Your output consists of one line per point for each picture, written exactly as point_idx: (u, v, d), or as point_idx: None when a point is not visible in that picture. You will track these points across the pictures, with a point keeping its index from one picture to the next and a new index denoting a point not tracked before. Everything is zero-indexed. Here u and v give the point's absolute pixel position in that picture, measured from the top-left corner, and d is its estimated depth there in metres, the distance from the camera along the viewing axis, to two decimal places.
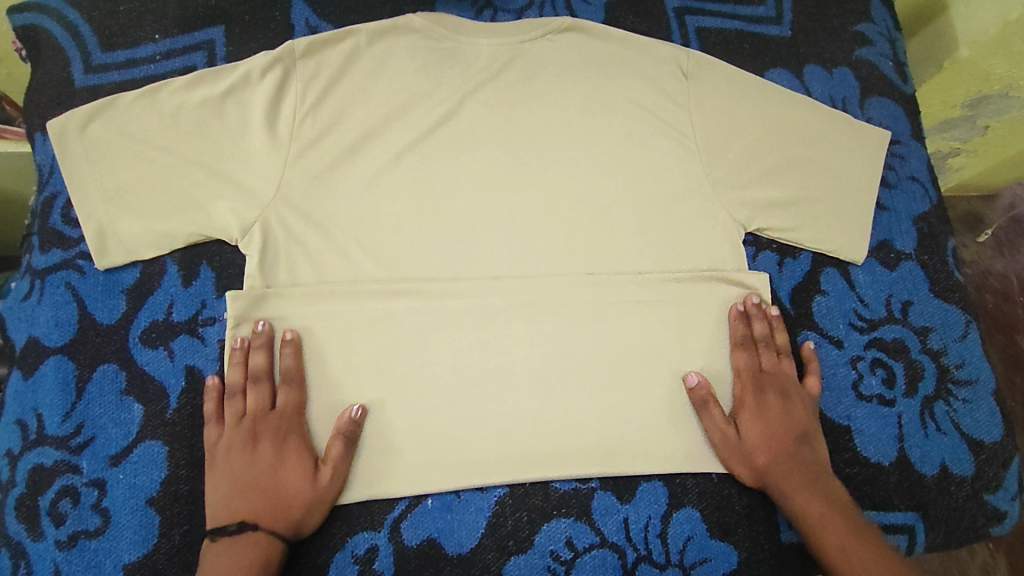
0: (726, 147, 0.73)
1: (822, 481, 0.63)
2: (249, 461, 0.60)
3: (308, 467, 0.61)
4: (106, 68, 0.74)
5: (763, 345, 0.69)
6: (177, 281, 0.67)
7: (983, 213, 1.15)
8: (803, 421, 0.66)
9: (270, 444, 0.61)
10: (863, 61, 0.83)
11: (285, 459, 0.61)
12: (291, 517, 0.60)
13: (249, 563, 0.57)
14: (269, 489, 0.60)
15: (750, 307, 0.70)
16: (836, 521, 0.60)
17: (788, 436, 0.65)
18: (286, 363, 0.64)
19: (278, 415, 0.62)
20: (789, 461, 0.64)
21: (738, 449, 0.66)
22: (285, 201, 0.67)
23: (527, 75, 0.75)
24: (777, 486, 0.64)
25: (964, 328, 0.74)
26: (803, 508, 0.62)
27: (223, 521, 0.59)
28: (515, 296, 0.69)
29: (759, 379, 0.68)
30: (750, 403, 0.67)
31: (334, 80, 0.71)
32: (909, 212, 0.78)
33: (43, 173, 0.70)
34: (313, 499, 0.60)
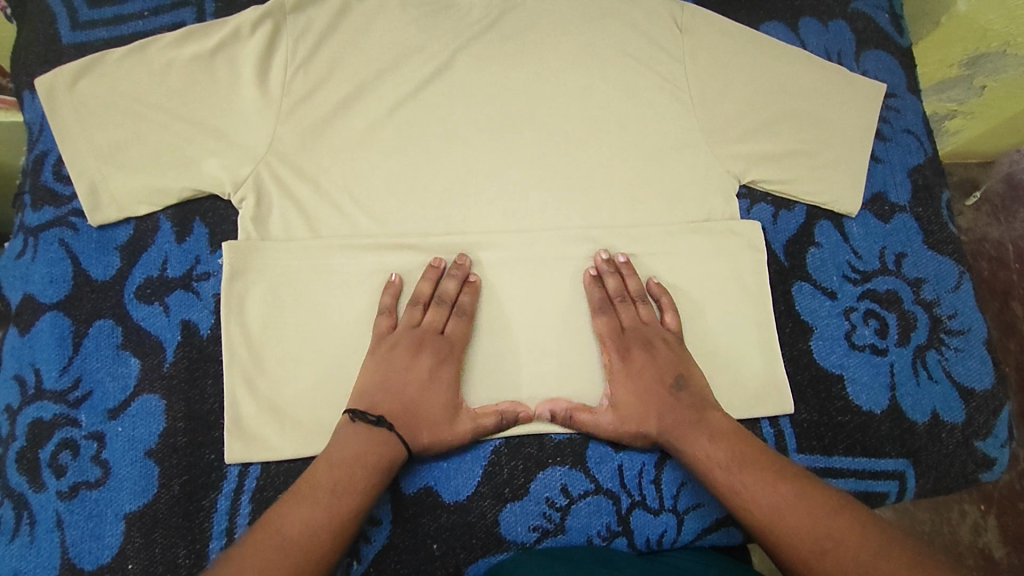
0: (719, 99, 0.73)
1: (703, 421, 0.61)
2: (407, 365, 0.62)
3: (452, 401, 0.62)
4: (93, 25, 0.73)
5: (619, 300, 0.67)
6: (171, 238, 0.67)
7: (981, 179, 1.15)
8: (670, 366, 0.64)
9: (430, 359, 0.63)
10: (858, 13, 0.83)
11: (435, 380, 0.62)
12: (419, 437, 0.60)
13: (381, 460, 0.57)
14: (408, 398, 0.61)
15: (600, 263, 0.68)
16: (722, 461, 0.58)
17: (659, 390, 0.63)
18: (464, 297, 0.66)
19: (446, 339, 0.64)
20: (671, 412, 0.62)
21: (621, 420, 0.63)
22: (277, 155, 0.67)
23: (519, 30, 0.75)
24: (669, 439, 0.61)
25: (957, 279, 0.74)
26: (697, 456, 0.59)
27: (362, 406, 0.60)
28: (509, 252, 0.69)
29: (621, 338, 0.66)
30: (618, 368, 0.65)
31: (325, 34, 0.71)
32: (904, 164, 0.78)
33: (33, 131, 0.70)
34: (446, 428, 0.61)
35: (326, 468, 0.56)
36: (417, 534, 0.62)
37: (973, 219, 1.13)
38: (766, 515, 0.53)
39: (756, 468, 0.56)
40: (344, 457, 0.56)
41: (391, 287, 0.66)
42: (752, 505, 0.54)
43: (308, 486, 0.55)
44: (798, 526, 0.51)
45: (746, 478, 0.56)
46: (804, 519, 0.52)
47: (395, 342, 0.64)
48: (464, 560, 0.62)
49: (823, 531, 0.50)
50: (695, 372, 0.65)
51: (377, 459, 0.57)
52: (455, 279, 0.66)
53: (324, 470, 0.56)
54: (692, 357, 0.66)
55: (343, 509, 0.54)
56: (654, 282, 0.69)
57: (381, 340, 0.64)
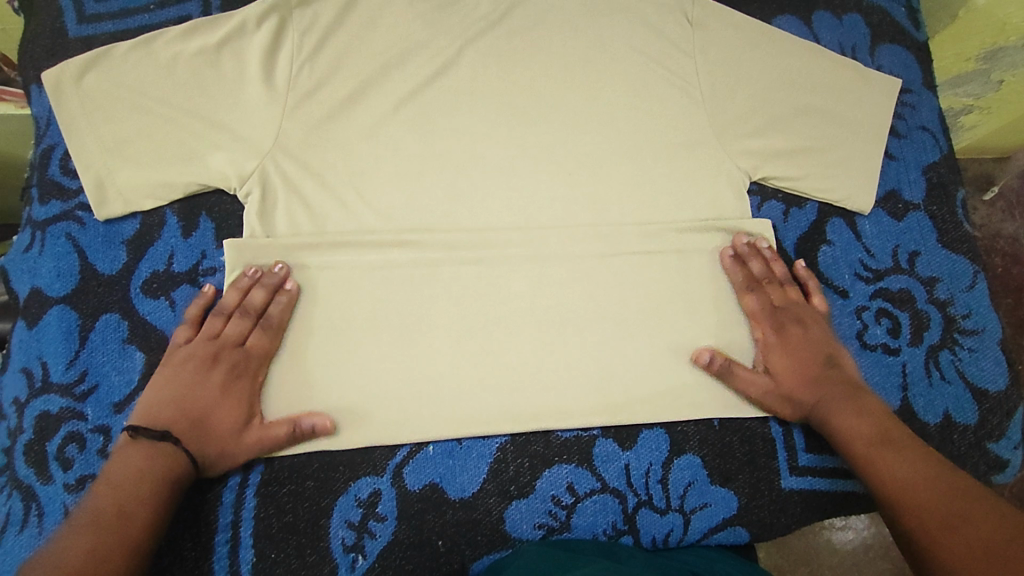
0: (729, 95, 0.72)
1: (856, 398, 0.62)
2: (198, 379, 0.60)
3: (242, 416, 0.60)
4: (99, 18, 0.73)
5: (766, 282, 0.69)
6: (176, 232, 0.67)
7: (995, 174, 1.13)
8: (825, 344, 0.66)
9: (224, 373, 0.61)
10: (874, 7, 0.81)
11: (228, 394, 0.60)
12: (206, 453, 0.58)
13: (167, 473, 0.56)
14: (198, 413, 0.59)
15: (740, 246, 0.70)
16: (865, 437, 0.59)
17: (815, 367, 0.64)
18: (272, 307, 0.64)
19: (245, 352, 0.62)
20: (825, 388, 0.63)
21: (778, 395, 0.65)
22: (284, 151, 0.67)
23: (527, 24, 0.74)
24: (819, 420, 0.63)
25: (972, 279, 0.73)
26: (837, 428, 0.61)
27: (145, 421, 0.58)
28: (515, 248, 0.68)
29: (773, 315, 0.67)
30: (773, 342, 0.66)
31: (332, 29, 0.70)
32: (918, 161, 0.76)
33: (40, 125, 0.70)
34: (232, 446, 0.59)
35: (108, 492, 0.54)
36: (422, 530, 0.62)
37: (987, 214, 1.11)
38: (893, 488, 0.54)
39: (900, 448, 0.57)
40: (122, 478, 0.54)
41: (202, 297, 0.64)
42: (884, 482, 0.55)
43: (85, 514, 0.52)
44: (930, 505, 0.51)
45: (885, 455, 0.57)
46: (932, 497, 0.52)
47: (190, 354, 0.62)
48: (469, 556, 0.62)
49: (953, 513, 0.50)
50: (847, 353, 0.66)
51: (161, 473, 0.55)
52: (259, 287, 0.64)
53: (105, 492, 0.53)
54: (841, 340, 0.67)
55: (128, 531, 0.52)
56: (803, 267, 0.70)
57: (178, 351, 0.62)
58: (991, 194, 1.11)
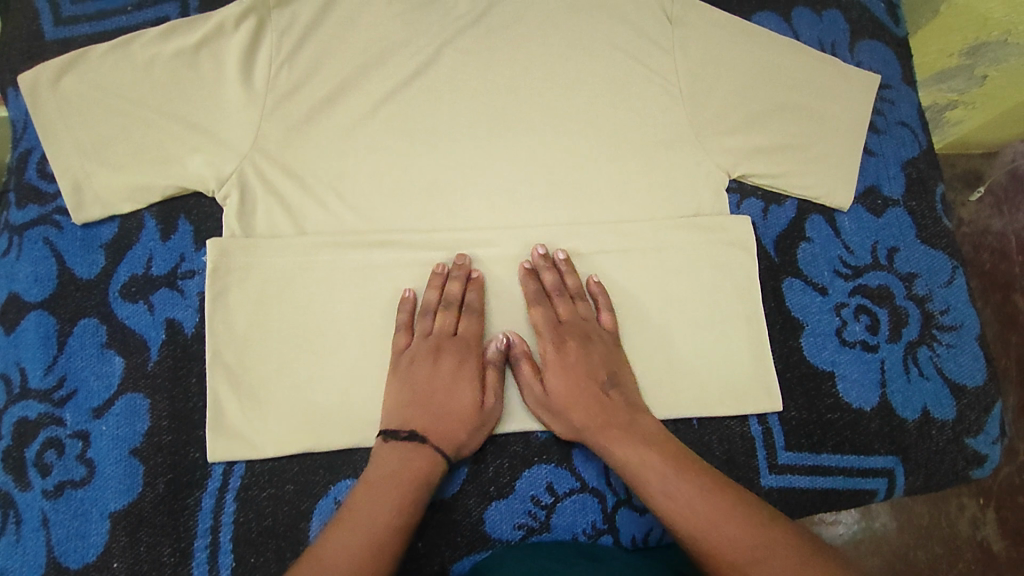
0: (708, 93, 0.72)
1: (633, 426, 0.60)
2: (432, 373, 0.62)
3: (478, 392, 0.62)
4: (76, 20, 0.72)
5: (556, 295, 0.66)
6: (155, 236, 0.67)
7: (983, 169, 1.13)
8: (604, 365, 0.63)
9: (451, 361, 0.63)
10: (854, 3, 0.81)
11: (459, 380, 0.62)
12: (458, 436, 0.60)
13: (424, 474, 0.57)
14: (438, 404, 0.61)
15: (536, 259, 0.67)
16: (657, 467, 0.57)
17: (592, 390, 0.62)
18: (470, 293, 0.66)
19: (462, 338, 0.64)
20: (597, 412, 0.61)
21: (549, 407, 0.63)
22: (262, 152, 0.67)
23: (507, 23, 0.74)
24: (596, 441, 0.60)
25: (950, 274, 0.73)
26: (625, 457, 0.58)
27: (395, 426, 0.60)
28: (496, 249, 0.68)
29: (556, 330, 0.65)
30: (552, 357, 0.63)
31: (311, 29, 0.70)
32: (898, 157, 0.76)
33: (17, 129, 0.70)
34: (478, 420, 0.62)
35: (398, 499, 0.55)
36: None
37: (975, 210, 1.11)
38: (693, 524, 0.53)
39: (694, 483, 0.55)
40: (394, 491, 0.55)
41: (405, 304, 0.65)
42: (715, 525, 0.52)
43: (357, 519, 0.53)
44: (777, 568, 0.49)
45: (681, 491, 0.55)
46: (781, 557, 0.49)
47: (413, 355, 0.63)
48: (449, 557, 0.62)
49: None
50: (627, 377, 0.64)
51: (415, 474, 0.57)
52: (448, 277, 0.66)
53: (382, 499, 0.54)
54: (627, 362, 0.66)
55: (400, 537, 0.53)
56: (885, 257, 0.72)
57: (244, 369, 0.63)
58: (979, 191, 1.11)
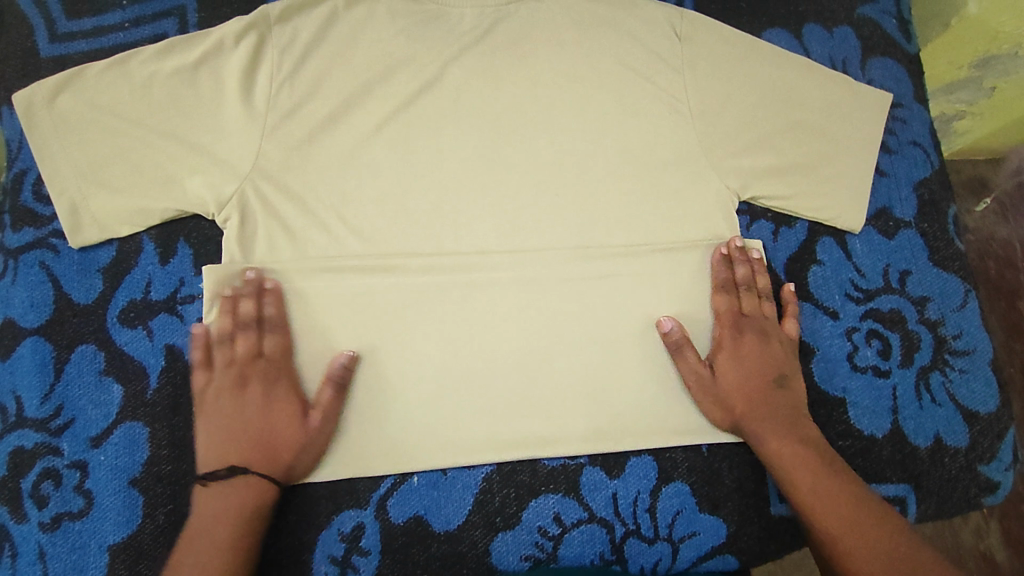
0: (718, 112, 0.71)
1: (797, 423, 0.63)
2: (241, 404, 0.61)
3: (296, 412, 0.61)
4: (72, 37, 0.71)
5: (744, 288, 0.68)
6: (154, 259, 0.66)
7: (988, 177, 1.11)
8: (780, 363, 0.66)
9: (258, 387, 0.61)
10: (865, 19, 0.79)
11: (271, 403, 0.61)
12: (282, 460, 0.60)
13: (241, 509, 0.58)
14: (257, 431, 0.60)
15: (733, 250, 0.69)
16: (810, 463, 0.61)
17: (763, 382, 0.65)
18: (270, 311, 0.63)
19: (269, 360, 0.62)
20: (763, 404, 0.64)
21: (712, 392, 0.65)
22: (263, 173, 0.65)
23: (512, 39, 0.72)
24: (750, 430, 0.64)
25: (963, 298, 0.72)
26: (779, 451, 0.62)
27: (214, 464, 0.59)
28: (501, 272, 0.67)
29: (736, 322, 0.67)
30: (728, 345, 0.66)
31: (312, 46, 0.69)
32: (910, 177, 0.75)
33: (11, 149, 0.68)
34: (306, 442, 0.61)
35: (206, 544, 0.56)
36: (408, 564, 0.62)
37: (981, 216, 1.09)
38: (827, 519, 0.58)
39: (850, 486, 0.59)
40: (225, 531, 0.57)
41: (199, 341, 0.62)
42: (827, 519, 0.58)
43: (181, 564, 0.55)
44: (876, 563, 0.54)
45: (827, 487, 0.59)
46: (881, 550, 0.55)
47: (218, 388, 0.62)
48: None
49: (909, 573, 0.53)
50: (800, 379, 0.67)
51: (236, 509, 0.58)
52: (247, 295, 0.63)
53: (200, 545, 0.56)
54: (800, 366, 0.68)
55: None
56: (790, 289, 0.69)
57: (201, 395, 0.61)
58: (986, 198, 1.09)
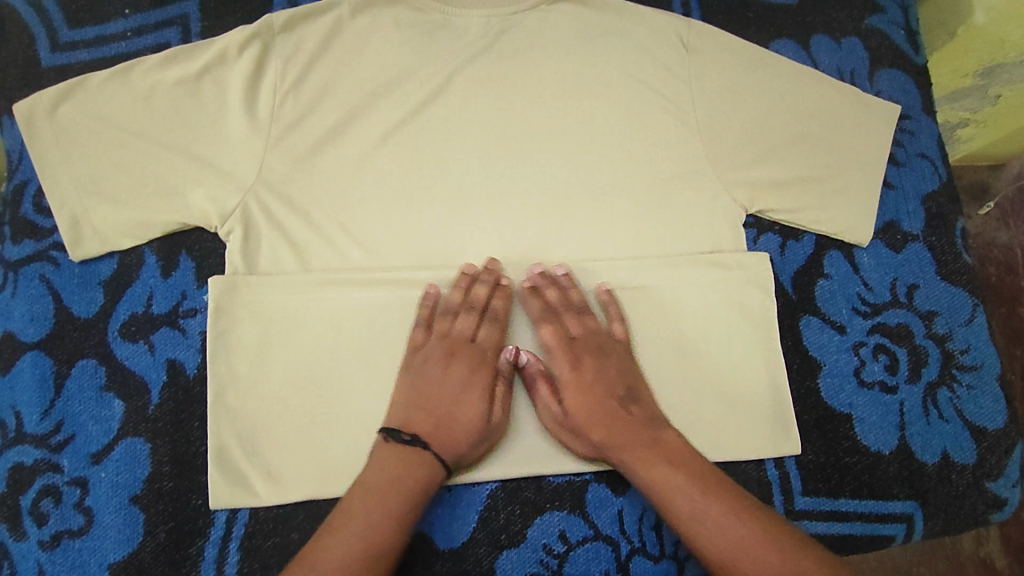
0: (725, 124, 0.70)
1: (654, 448, 0.60)
2: (442, 376, 0.62)
3: (485, 402, 0.62)
4: (73, 46, 0.71)
5: (564, 311, 0.66)
6: (156, 272, 0.65)
7: (990, 182, 1.09)
8: (619, 382, 0.63)
9: (463, 368, 0.63)
10: (873, 30, 0.79)
11: (469, 388, 0.62)
12: (460, 445, 0.60)
13: (415, 485, 0.57)
14: (442, 411, 0.60)
15: (535, 277, 0.66)
16: (681, 490, 0.57)
17: (603, 408, 0.62)
18: (496, 301, 0.66)
19: (478, 346, 0.64)
20: (601, 428, 0.61)
21: (567, 426, 0.63)
22: (266, 186, 0.65)
23: (518, 49, 0.71)
24: (622, 461, 0.60)
25: (971, 312, 0.71)
26: (654, 481, 0.58)
27: (395, 425, 0.60)
28: (506, 287, 0.66)
29: (569, 347, 0.65)
30: (569, 378, 0.63)
31: (316, 56, 0.68)
32: (918, 190, 0.74)
33: (12, 159, 0.68)
34: (482, 433, 0.61)
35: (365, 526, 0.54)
36: None
37: (982, 222, 1.08)
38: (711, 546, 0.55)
39: (741, 519, 0.55)
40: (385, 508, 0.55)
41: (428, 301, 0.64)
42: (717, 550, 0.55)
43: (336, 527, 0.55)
44: None
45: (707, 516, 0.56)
46: None
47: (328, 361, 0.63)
48: None
49: None
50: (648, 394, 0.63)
51: (412, 490, 0.57)
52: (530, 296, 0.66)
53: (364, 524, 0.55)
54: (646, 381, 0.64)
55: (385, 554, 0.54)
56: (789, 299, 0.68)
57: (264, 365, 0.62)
58: (987, 204, 1.07)
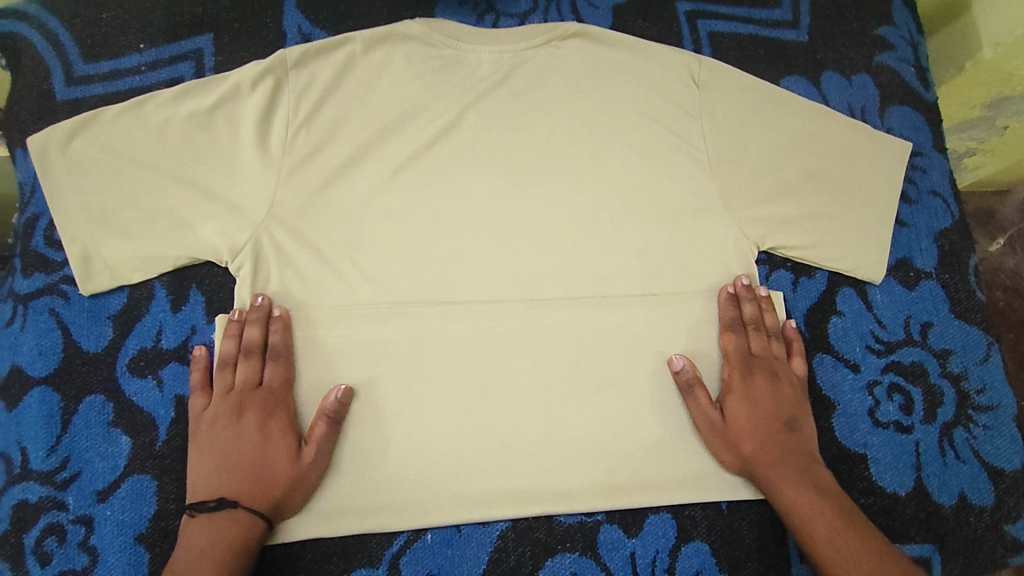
0: (737, 161, 0.70)
1: (808, 470, 0.62)
2: (236, 432, 0.60)
3: (289, 446, 0.60)
4: (88, 80, 0.71)
5: (753, 327, 0.67)
6: (165, 306, 0.65)
7: (996, 208, 1.07)
8: (790, 406, 0.65)
9: (256, 418, 0.61)
10: (883, 67, 0.79)
11: (269, 436, 0.60)
12: (272, 495, 0.59)
13: (235, 540, 0.56)
14: (250, 464, 0.59)
15: (740, 288, 0.68)
16: (829, 516, 0.59)
17: (776, 430, 0.63)
18: (276, 339, 0.62)
19: (267, 390, 0.62)
20: (773, 447, 0.63)
21: (724, 435, 0.64)
22: (278, 220, 0.64)
23: (530, 84, 0.72)
24: (761, 476, 0.62)
25: (985, 351, 0.71)
26: (795, 500, 0.60)
27: (202, 493, 0.58)
28: (517, 322, 0.66)
29: (747, 362, 0.66)
30: (738, 388, 0.65)
31: (329, 91, 0.68)
32: (930, 227, 0.74)
33: (24, 193, 0.68)
34: (296, 479, 0.60)
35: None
36: None
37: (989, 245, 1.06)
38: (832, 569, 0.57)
39: (863, 541, 0.57)
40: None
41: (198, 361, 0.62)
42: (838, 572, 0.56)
43: None
44: None
45: (847, 540, 0.57)
46: None
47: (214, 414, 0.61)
48: None
49: None
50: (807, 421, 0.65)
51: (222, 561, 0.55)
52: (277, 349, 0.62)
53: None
54: (807, 407, 0.66)
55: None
56: (791, 329, 0.69)
57: (200, 418, 0.61)
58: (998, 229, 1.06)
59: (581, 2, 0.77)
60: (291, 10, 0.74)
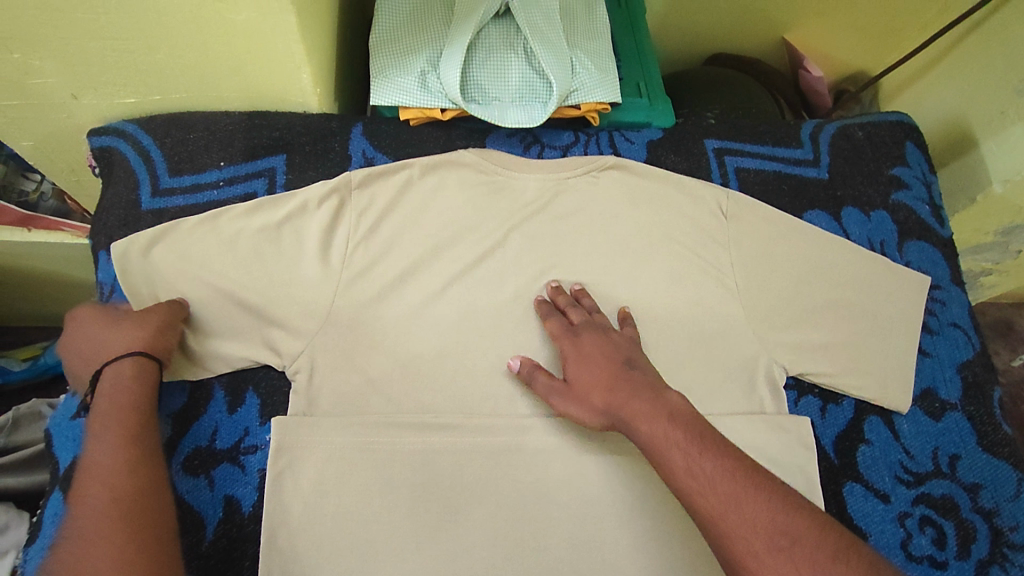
0: (763, 289, 0.75)
1: (659, 399, 0.60)
2: (95, 355, 0.64)
3: (128, 316, 0.66)
4: (172, 192, 0.80)
5: (568, 307, 0.71)
6: (223, 407, 0.69)
7: (1013, 321, 1.15)
8: (623, 351, 0.66)
9: (94, 334, 0.65)
10: (900, 204, 0.85)
11: (111, 332, 0.65)
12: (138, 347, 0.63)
13: (132, 393, 0.61)
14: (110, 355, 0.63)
15: (551, 291, 0.73)
16: (680, 440, 0.56)
17: (611, 371, 0.64)
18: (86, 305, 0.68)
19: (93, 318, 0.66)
20: (618, 388, 0.62)
21: (572, 395, 0.65)
22: (334, 330, 0.69)
23: (570, 211, 0.78)
24: (620, 416, 0.61)
25: (1016, 487, 0.71)
26: (650, 436, 0.57)
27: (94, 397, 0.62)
28: (553, 436, 0.69)
29: (572, 331, 0.69)
30: (570, 353, 0.67)
31: (387, 211, 0.75)
32: (952, 359, 0.77)
33: (103, 292, 0.74)
34: (148, 327, 0.65)
35: (103, 485, 0.55)
36: None
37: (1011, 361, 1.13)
38: (709, 502, 0.51)
39: (718, 454, 0.54)
40: (118, 438, 0.58)
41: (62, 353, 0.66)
42: (699, 491, 0.52)
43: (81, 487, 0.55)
44: (746, 520, 0.50)
45: (692, 449, 0.55)
46: (757, 511, 0.50)
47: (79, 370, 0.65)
48: None
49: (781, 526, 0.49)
50: (631, 349, 0.67)
51: (118, 426, 0.59)
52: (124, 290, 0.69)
53: (94, 494, 0.54)
54: (636, 346, 0.68)
55: (141, 494, 0.55)
56: (577, 286, 0.74)
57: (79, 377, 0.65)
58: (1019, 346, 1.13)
59: (618, 137, 0.85)
60: (358, 136, 0.83)
